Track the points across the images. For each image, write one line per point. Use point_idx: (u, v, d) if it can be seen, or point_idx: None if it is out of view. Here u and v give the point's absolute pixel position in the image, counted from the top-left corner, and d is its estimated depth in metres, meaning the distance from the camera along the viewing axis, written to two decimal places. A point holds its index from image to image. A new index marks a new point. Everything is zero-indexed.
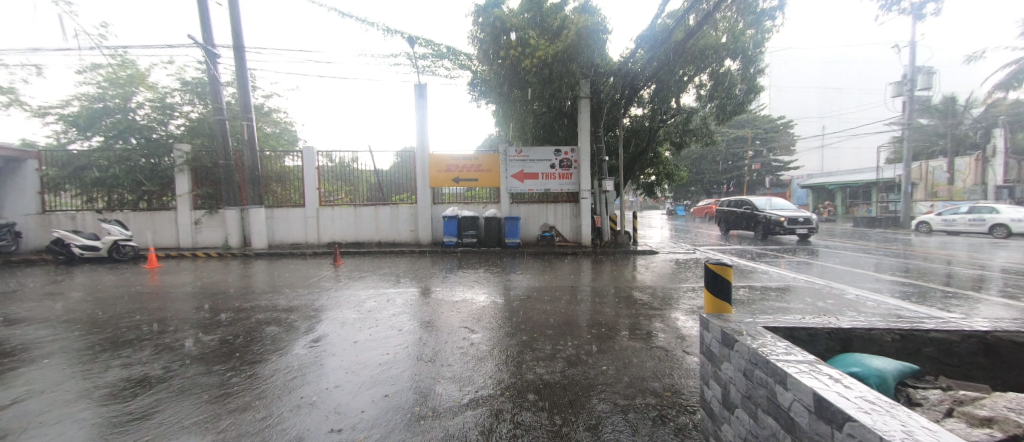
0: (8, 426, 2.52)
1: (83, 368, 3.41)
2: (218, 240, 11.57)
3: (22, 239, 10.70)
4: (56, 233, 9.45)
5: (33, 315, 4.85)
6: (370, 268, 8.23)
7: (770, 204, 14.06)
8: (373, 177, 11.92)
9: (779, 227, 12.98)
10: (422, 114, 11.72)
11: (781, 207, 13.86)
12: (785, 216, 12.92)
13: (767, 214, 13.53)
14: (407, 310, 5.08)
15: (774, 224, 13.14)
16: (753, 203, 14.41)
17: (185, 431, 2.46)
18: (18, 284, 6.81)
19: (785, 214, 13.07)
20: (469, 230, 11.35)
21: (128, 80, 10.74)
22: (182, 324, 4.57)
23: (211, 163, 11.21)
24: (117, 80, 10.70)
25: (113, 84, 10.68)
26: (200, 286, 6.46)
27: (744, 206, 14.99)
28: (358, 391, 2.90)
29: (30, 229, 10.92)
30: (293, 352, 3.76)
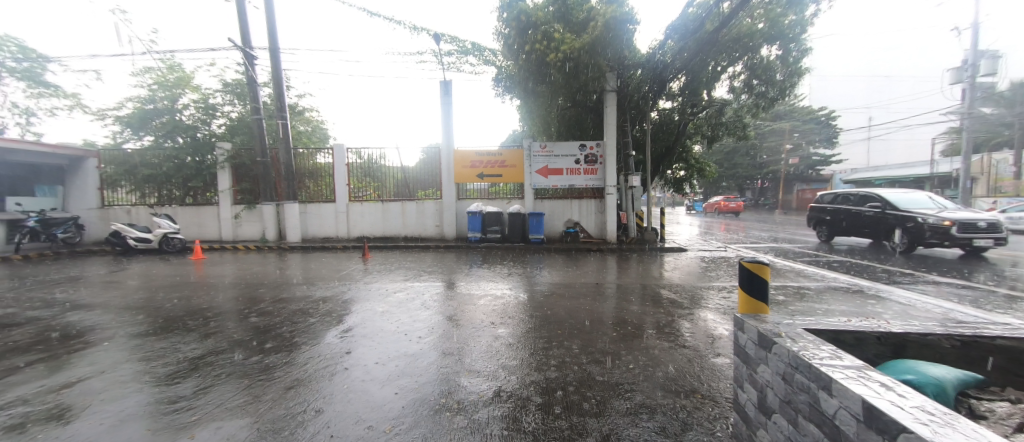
0: (75, 402, 2.77)
1: (138, 352, 3.68)
2: (257, 234, 12.20)
3: (85, 231, 11.68)
4: (114, 226, 10.24)
5: (96, 301, 5.29)
6: (397, 262, 8.45)
7: (915, 202, 9.50)
8: (399, 173, 12.21)
9: (938, 235, 8.51)
10: (447, 111, 11.85)
11: (936, 207, 9.28)
12: (953, 220, 8.37)
13: (916, 215, 9.01)
14: (433, 303, 5.17)
15: (929, 230, 8.67)
16: (886, 199, 9.92)
17: (227, 413, 2.61)
18: (83, 273, 7.44)
19: (952, 215, 8.49)
20: (493, 225, 11.44)
21: (176, 82, 11.42)
22: (224, 313, 4.84)
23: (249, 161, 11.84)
24: (166, 83, 11.41)
25: (162, 87, 11.36)
26: (241, 277, 6.84)
27: (869, 203, 10.41)
28: (386, 382, 2.98)
29: (92, 222, 11.90)
30: (325, 342, 3.91)
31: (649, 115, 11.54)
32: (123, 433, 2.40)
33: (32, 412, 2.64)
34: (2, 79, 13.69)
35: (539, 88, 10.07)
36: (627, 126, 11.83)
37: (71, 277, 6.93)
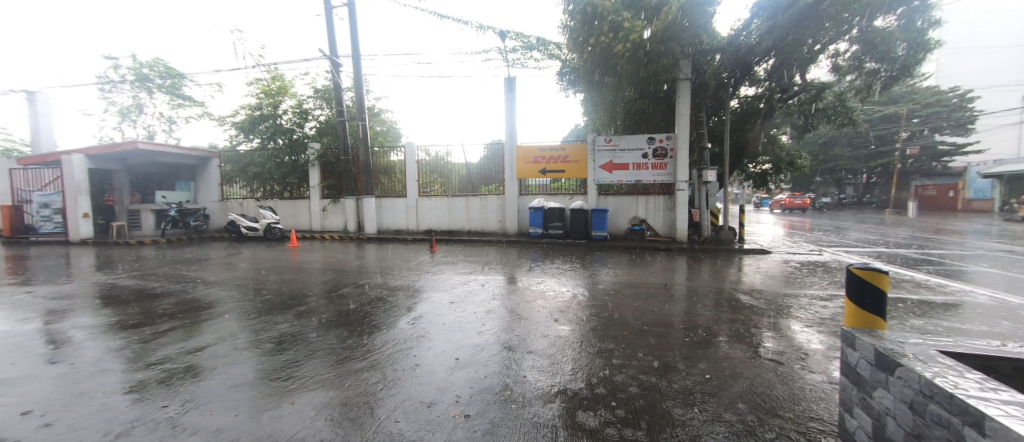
0: (205, 364, 3.31)
1: (248, 325, 4.27)
2: (340, 225, 13.50)
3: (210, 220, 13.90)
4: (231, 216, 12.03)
5: (218, 279, 6.27)
6: (462, 254, 8.80)
7: None
8: (464, 170, 12.67)
9: None
10: (511, 107, 11.99)
11: None
12: None
13: None
14: (496, 297, 5.29)
15: None
16: None
17: (319, 384, 2.93)
18: (209, 255, 8.87)
19: None
20: (555, 221, 11.39)
21: (278, 91, 13.03)
22: (315, 295, 5.43)
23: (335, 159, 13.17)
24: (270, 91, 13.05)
25: (267, 95, 13.00)
26: (327, 264, 7.63)
27: None
28: (453, 370, 3.11)
29: (215, 213, 14.11)
30: (397, 327, 4.19)
31: (729, 104, 10.57)
32: (238, 394, 2.80)
33: (175, 369, 3.20)
34: (152, 94, 16.74)
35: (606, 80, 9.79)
36: (702, 117, 10.95)
37: (201, 258, 8.30)
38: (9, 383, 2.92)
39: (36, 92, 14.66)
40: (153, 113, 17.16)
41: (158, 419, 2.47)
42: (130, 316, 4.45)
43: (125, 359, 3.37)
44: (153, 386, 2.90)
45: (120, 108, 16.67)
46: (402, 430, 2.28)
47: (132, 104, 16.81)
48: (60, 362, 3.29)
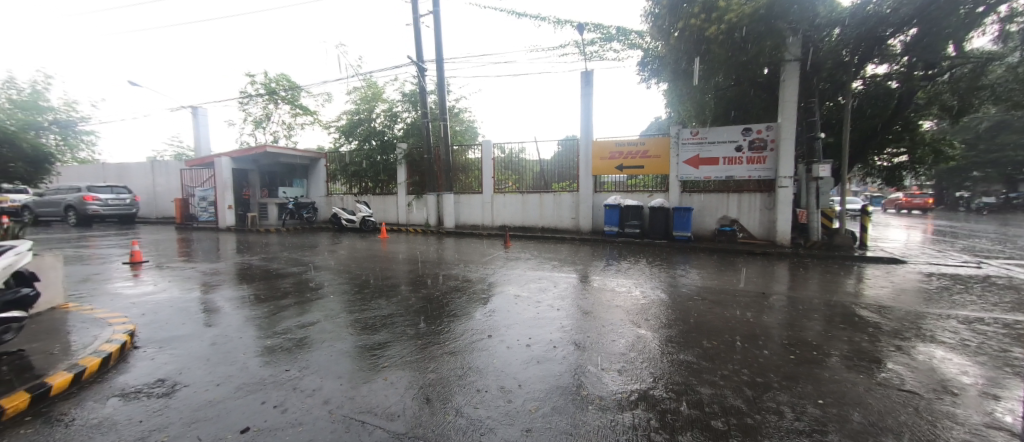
0: (316, 337, 3.82)
1: (347, 306, 4.82)
2: (422, 219, 14.57)
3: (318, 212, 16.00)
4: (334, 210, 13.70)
5: (325, 264, 7.20)
6: (535, 251, 8.88)
7: None
8: (537, 166, 12.75)
9: None
10: (588, 102, 11.71)
11: None
12: None
13: None
14: (569, 294, 5.24)
15: None
16: None
17: (407, 365, 3.19)
18: (317, 243, 10.21)
19: None
20: (633, 220, 10.89)
21: (373, 97, 14.45)
22: (402, 283, 5.94)
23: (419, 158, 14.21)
24: (366, 98, 14.54)
25: (364, 101, 14.50)
26: (412, 255, 8.28)
27: None
28: (528, 364, 3.14)
29: (321, 206, 16.20)
30: (474, 318, 4.38)
31: (851, 87, 8.94)
32: (340, 366, 3.17)
33: (293, 340, 3.74)
34: (276, 105, 19.76)
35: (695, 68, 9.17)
36: (814, 103, 9.45)
37: (311, 246, 9.60)
38: (181, 339, 3.70)
39: (197, 107, 18.26)
40: (277, 121, 20.26)
41: (282, 379, 2.92)
42: (260, 292, 5.33)
43: (258, 327, 4.03)
44: (278, 352, 3.43)
45: (254, 118, 19.99)
46: (482, 417, 2.36)
47: (262, 114, 20.06)
48: (214, 326, 4.07)
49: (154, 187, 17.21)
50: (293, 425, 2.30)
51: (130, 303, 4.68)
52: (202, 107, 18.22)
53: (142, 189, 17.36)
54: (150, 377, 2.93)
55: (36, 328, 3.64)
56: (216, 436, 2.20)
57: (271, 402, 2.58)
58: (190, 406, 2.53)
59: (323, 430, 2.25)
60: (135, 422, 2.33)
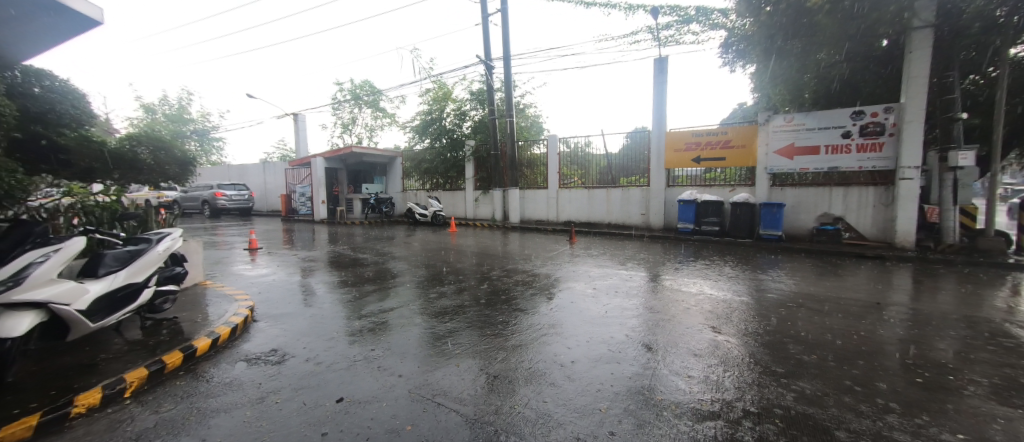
0: (396, 321, 4.15)
1: (421, 295, 5.15)
2: (488, 214, 15.02)
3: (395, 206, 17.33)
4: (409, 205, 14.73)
5: (403, 255, 7.79)
6: (602, 247, 8.68)
7: None
8: (604, 161, 12.38)
9: None
10: (661, 90, 11.04)
11: None
12: None
13: None
14: (639, 293, 5.01)
15: None
16: None
17: (475, 354, 3.31)
18: (394, 235, 11.08)
19: None
20: (711, 216, 10.07)
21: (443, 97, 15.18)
22: (471, 275, 6.19)
23: (486, 155, 14.66)
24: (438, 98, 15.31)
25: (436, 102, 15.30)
26: (480, 248, 8.59)
27: None
28: (595, 363, 3.06)
29: (397, 201, 17.51)
30: (539, 312, 4.40)
31: (1007, 53, 7.22)
32: (416, 350, 3.40)
33: (375, 323, 4.10)
34: (360, 109, 21.74)
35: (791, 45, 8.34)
36: (953, 77, 7.79)
37: (390, 237, 10.43)
38: (287, 316, 4.28)
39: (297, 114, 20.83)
40: (360, 124, 22.32)
41: (367, 358, 3.22)
42: (349, 278, 5.93)
43: (347, 310, 4.51)
44: (364, 333, 3.80)
45: (342, 122, 22.26)
46: (551, 411, 2.37)
47: (349, 118, 22.24)
48: (311, 306, 4.63)
49: (264, 185, 20.05)
50: (377, 401, 2.53)
51: (249, 283, 5.52)
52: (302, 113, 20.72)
53: (255, 186, 20.35)
54: (265, 347, 3.43)
55: (184, 300, 4.46)
56: (316, 402, 2.51)
57: (359, 377, 2.87)
58: (297, 374, 2.91)
59: (404, 407, 2.44)
60: (255, 383, 2.75)
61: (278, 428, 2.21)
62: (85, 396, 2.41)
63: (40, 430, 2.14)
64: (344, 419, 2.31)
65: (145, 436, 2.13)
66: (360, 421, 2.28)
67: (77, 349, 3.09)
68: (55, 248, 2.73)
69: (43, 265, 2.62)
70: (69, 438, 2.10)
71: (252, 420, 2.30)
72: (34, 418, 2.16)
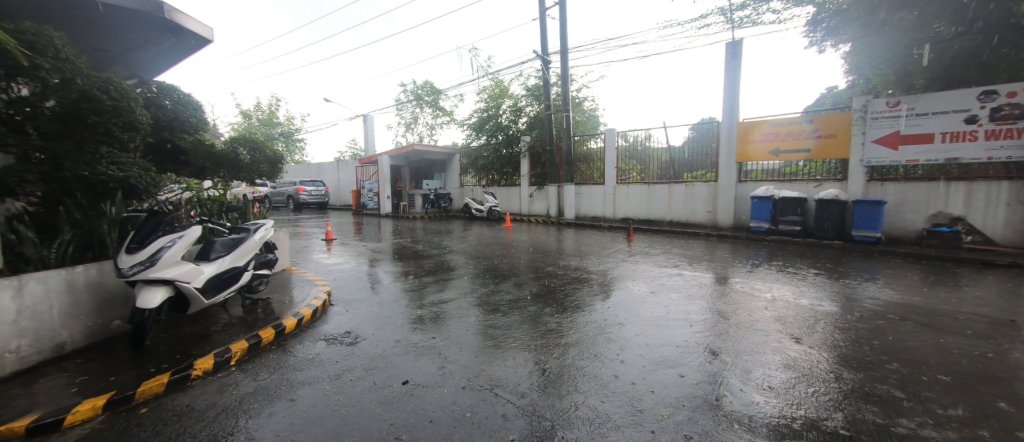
0: (455, 312, 4.33)
1: (478, 287, 5.31)
2: (543, 210, 15.00)
3: (453, 202, 17.99)
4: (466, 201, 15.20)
5: (461, 249, 8.07)
6: (664, 246, 8.26)
7: None
8: (665, 154, 11.74)
9: None
10: (733, 77, 10.18)
11: None
12: None
13: None
14: (706, 296, 4.70)
15: None
16: None
17: (530, 349, 3.33)
18: (453, 229, 11.52)
19: None
20: (791, 214, 9.11)
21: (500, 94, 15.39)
22: (527, 270, 6.24)
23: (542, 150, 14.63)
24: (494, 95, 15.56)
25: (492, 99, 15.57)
26: (535, 244, 8.61)
27: None
28: (656, 367, 2.92)
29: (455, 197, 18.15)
30: (595, 311, 4.30)
31: None
32: (472, 341, 3.51)
33: (434, 313, 4.29)
34: (422, 108, 22.81)
35: (897, 15, 7.18)
36: None
37: (449, 231, 10.87)
38: (358, 302, 4.65)
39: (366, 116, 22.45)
40: (422, 123, 23.46)
41: (428, 345, 3.40)
42: (411, 269, 6.29)
43: (410, 299, 4.79)
44: (425, 321, 4.00)
45: (406, 122, 23.58)
46: (609, 412, 2.30)
47: (411, 118, 23.50)
48: (378, 294, 4.98)
49: (338, 181, 21.95)
50: (439, 386, 2.65)
51: (326, 270, 6.10)
52: (370, 115, 22.29)
53: (330, 183, 22.35)
54: (340, 328, 3.77)
55: (274, 284, 5.04)
56: (384, 383, 2.70)
57: (421, 363, 3.03)
58: (368, 355, 3.15)
59: (462, 395, 2.53)
60: (332, 361, 3.02)
61: (353, 404, 2.41)
62: (201, 361, 2.83)
63: (170, 387, 2.57)
64: (409, 401, 2.46)
65: (246, 400, 2.45)
66: (423, 404, 2.41)
67: (195, 322, 3.64)
68: (180, 235, 3.21)
69: (171, 249, 3.10)
70: (190, 396, 2.48)
71: (330, 394, 2.53)
72: (165, 377, 2.60)
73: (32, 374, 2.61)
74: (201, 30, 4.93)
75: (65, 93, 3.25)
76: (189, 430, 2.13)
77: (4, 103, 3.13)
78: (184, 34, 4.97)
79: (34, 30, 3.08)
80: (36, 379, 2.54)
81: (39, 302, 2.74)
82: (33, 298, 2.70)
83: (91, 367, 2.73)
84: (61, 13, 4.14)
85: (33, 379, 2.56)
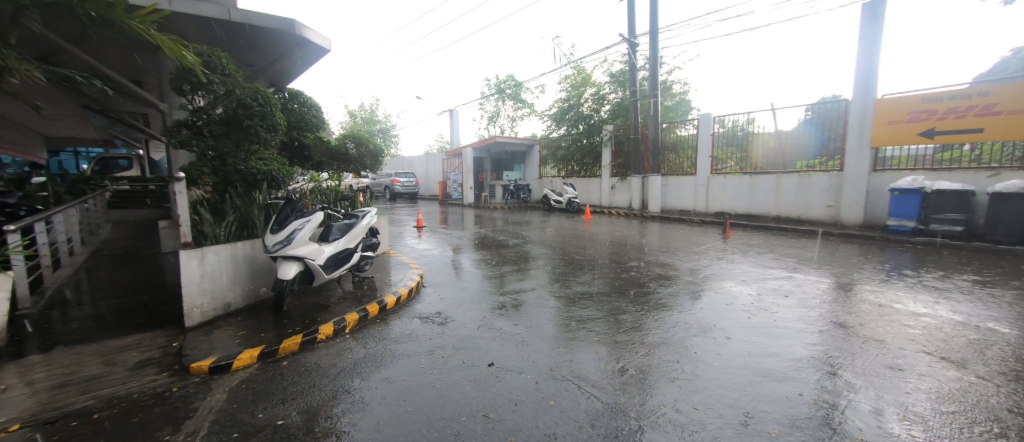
0: (537, 301, 4.40)
1: (558, 278, 5.32)
2: (625, 202, 14.37)
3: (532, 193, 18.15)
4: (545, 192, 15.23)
5: (542, 239, 8.14)
6: (771, 244, 7.34)
7: None
8: (772, 140, 10.45)
9: None
10: (869, 46, 8.52)
11: None
12: None
13: None
14: (826, 303, 4.07)
15: None
16: None
17: (614, 345, 3.24)
18: (533, 220, 11.65)
19: None
20: (949, 211, 7.44)
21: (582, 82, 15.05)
22: (610, 263, 6.06)
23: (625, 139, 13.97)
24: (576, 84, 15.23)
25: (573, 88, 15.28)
26: (618, 237, 8.30)
27: None
28: (759, 378, 2.62)
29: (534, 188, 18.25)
30: (687, 310, 4.02)
31: None
32: (554, 331, 3.55)
33: (515, 301, 4.42)
34: (504, 100, 23.35)
35: None
36: None
37: (529, 222, 11.02)
38: (446, 285, 4.99)
39: (452, 110, 23.76)
40: (503, 115, 24.05)
41: (511, 331, 3.52)
42: (493, 257, 6.54)
43: (493, 285, 5.00)
44: (508, 308, 4.14)
45: (488, 115, 24.40)
46: (703, 420, 2.14)
47: (494, 111, 24.23)
48: (464, 279, 5.28)
49: (427, 172, 23.70)
50: (523, 372, 2.73)
51: (419, 255, 6.66)
52: (456, 110, 23.53)
53: (420, 174, 24.24)
54: (432, 309, 4.09)
55: (377, 265, 5.66)
56: (473, 363, 2.86)
57: (505, 347, 3.15)
58: (458, 336, 3.38)
59: (546, 384, 2.57)
60: (426, 338, 3.31)
61: (445, 379, 2.60)
62: (325, 327, 3.32)
63: (303, 346, 3.07)
64: (496, 382, 2.58)
65: (359, 364, 2.81)
66: (509, 387, 2.51)
67: (318, 293, 4.28)
68: (308, 219, 3.76)
69: (302, 231, 3.65)
70: (317, 356, 2.93)
71: (426, 367, 2.77)
72: (299, 338, 3.11)
73: (210, 325, 3.35)
74: (321, 42, 5.65)
75: (228, 100, 4.02)
76: (317, 384, 2.52)
77: (190, 113, 4.00)
78: (310, 46, 5.78)
79: (208, 53, 3.95)
80: (213, 329, 3.25)
81: (215, 269, 3.49)
82: (211, 266, 3.45)
83: (248, 324, 3.39)
84: (227, 36, 5.11)
85: (211, 328, 3.28)
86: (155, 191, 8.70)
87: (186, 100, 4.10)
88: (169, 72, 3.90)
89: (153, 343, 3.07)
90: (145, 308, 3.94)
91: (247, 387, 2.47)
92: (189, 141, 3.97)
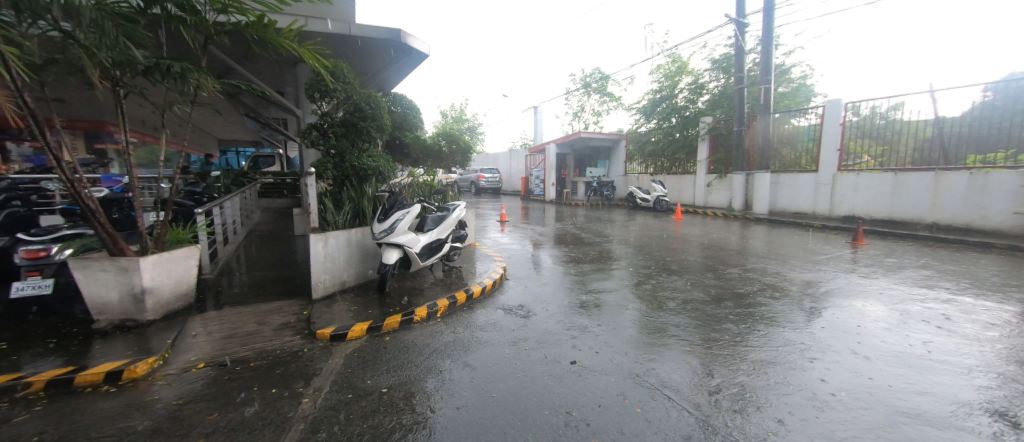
0: (622, 302, 4.24)
1: (646, 281, 5.05)
2: (724, 202, 13.03)
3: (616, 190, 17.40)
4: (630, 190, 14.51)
5: (628, 239, 7.77)
6: (924, 258, 5.96)
7: None
8: (929, 129, 8.45)
9: None
10: None
11: None
12: None
13: None
14: (1005, 337, 3.18)
15: None
16: None
17: (710, 358, 2.95)
18: (618, 218, 11.19)
19: None
20: None
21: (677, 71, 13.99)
22: (706, 269, 5.53)
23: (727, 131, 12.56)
24: (670, 73, 14.17)
25: (668, 77, 14.25)
26: (716, 240, 7.52)
27: None
28: (904, 418, 2.15)
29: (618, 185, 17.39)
30: (802, 327, 3.50)
31: None
32: (640, 335, 3.37)
33: (598, 300, 4.32)
34: (589, 94, 22.74)
35: None
36: None
37: (614, 220, 10.58)
38: (528, 280, 5.09)
39: (537, 107, 23.98)
40: (588, 110, 23.49)
41: (594, 330, 3.45)
42: (576, 255, 6.45)
43: (575, 283, 4.95)
44: (590, 307, 4.07)
45: (573, 110, 24.04)
46: None
47: (579, 106, 23.77)
48: (546, 275, 5.32)
49: (509, 168, 24.37)
50: (607, 374, 2.66)
51: (502, 249, 6.89)
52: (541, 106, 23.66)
53: (504, 170, 25.01)
54: (515, 301, 4.21)
55: (464, 255, 6.01)
56: (554, 359, 2.87)
57: (587, 346, 3.11)
58: (540, 330, 3.43)
59: (631, 390, 2.45)
60: (509, 328, 3.42)
61: (528, 370, 2.66)
62: (420, 309, 3.65)
63: (401, 325, 3.41)
64: (577, 380, 2.56)
65: (449, 347, 3.02)
66: (591, 386, 2.48)
67: (414, 278, 4.70)
68: (408, 210, 4.14)
69: (402, 221, 4.04)
70: (413, 335, 3.24)
71: (510, 357, 2.86)
72: (399, 317, 3.46)
73: (330, 299, 3.92)
74: (423, 48, 6.13)
75: (347, 105, 4.68)
76: (414, 360, 2.79)
77: (319, 117, 4.70)
78: (412, 53, 6.34)
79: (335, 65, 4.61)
80: (332, 303, 3.79)
81: (335, 252, 4.06)
82: (332, 248, 4.03)
83: (358, 301, 3.88)
84: (348, 48, 5.87)
85: (330, 302, 3.83)
86: (291, 184, 10.46)
87: (316, 106, 4.83)
88: (306, 82, 4.64)
89: (289, 310, 3.71)
90: (282, 280, 4.77)
91: (358, 355, 2.84)
92: (318, 142, 4.66)
